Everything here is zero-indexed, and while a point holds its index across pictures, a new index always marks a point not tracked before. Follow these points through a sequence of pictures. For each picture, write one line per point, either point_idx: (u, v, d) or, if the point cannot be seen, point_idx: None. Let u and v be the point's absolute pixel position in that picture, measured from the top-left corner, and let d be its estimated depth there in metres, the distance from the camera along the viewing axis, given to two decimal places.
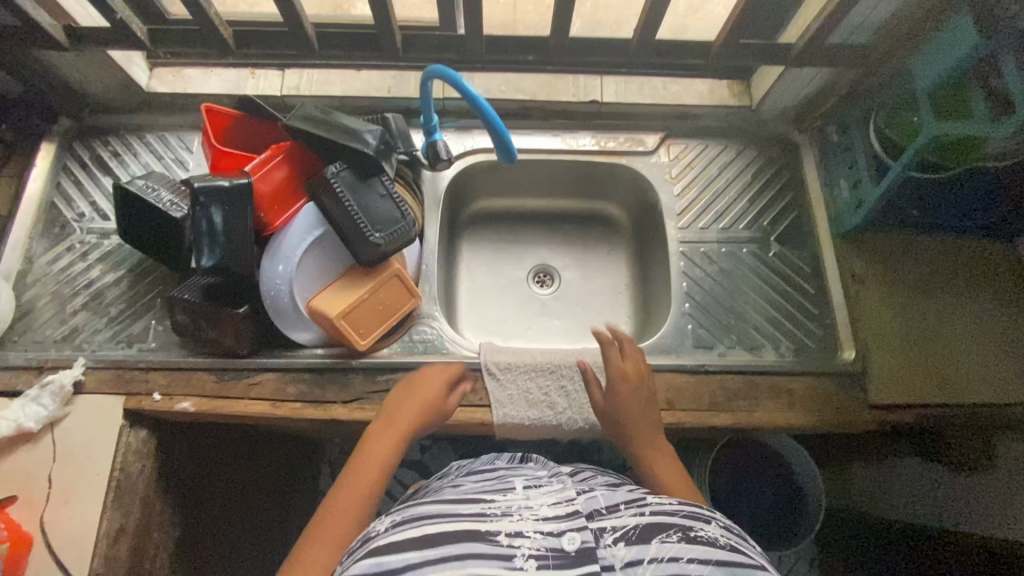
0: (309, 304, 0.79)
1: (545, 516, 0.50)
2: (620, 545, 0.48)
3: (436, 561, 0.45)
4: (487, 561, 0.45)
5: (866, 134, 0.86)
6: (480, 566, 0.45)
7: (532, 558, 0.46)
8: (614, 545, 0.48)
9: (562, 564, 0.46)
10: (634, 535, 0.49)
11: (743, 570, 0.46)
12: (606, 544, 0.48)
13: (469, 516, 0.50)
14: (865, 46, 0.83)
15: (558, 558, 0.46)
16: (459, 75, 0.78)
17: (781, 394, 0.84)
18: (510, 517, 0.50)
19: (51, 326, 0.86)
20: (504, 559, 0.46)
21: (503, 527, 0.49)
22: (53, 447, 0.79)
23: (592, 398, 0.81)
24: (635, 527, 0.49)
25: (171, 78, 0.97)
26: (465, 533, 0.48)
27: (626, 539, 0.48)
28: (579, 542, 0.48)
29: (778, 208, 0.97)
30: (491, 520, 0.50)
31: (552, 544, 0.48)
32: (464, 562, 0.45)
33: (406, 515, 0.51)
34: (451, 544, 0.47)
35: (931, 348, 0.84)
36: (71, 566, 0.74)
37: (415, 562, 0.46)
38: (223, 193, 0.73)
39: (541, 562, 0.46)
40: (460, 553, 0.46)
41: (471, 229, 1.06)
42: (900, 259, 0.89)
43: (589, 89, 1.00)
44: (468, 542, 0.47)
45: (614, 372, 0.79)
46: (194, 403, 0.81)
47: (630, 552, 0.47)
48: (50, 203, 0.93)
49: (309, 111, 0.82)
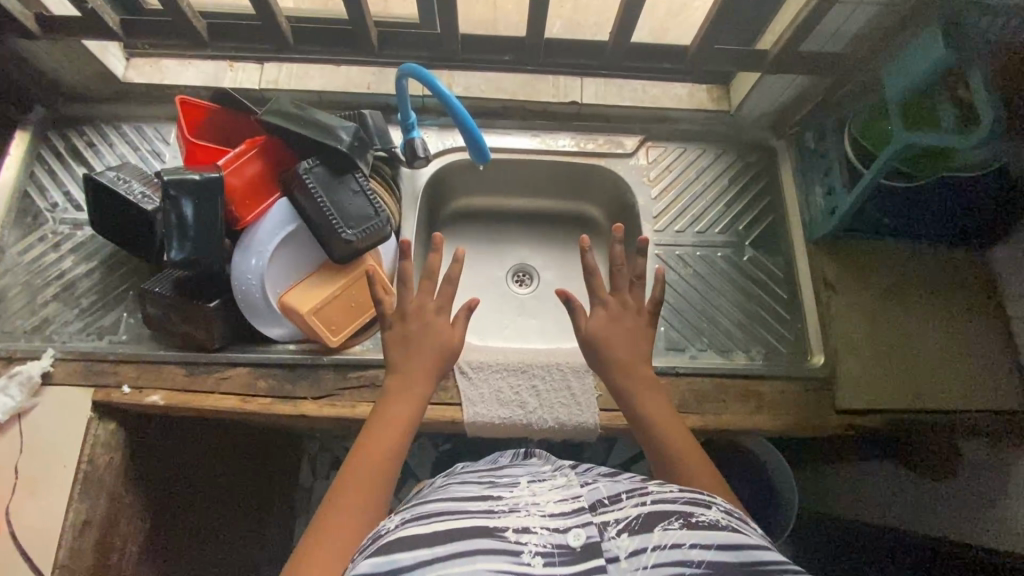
0: (283, 299, 0.80)
1: (550, 513, 0.52)
2: (625, 536, 0.50)
3: (447, 557, 0.47)
4: (495, 555, 0.47)
5: (842, 142, 0.87)
6: (490, 561, 0.47)
7: (538, 554, 0.48)
8: (619, 536, 0.50)
9: (567, 560, 0.48)
10: (637, 524, 0.50)
11: (745, 552, 0.49)
12: (610, 536, 0.50)
13: (476, 513, 0.52)
14: (839, 55, 0.84)
15: (563, 555, 0.48)
16: (431, 74, 0.79)
17: (749, 397, 0.85)
18: (517, 513, 0.52)
19: (20, 316, 0.86)
20: (512, 554, 0.48)
21: (509, 523, 0.51)
22: (20, 437, 0.79)
23: (576, 321, 0.74)
24: (638, 516, 0.51)
25: (148, 68, 0.96)
26: (472, 531, 0.49)
27: (629, 529, 0.50)
28: (584, 537, 0.49)
29: (753, 213, 0.98)
30: (498, 516, 0.51)
31: (558, 541, 0.49)
32: (474, 558, 0.47)
33: (414, 513, 0.53)
34: (460, 541, 0.48)
35: (897, 355, 0.86)
36: (37, 557, 0.74)
37: (425, 559, 0.47)
38: (194, 187, 0.73)
39: (548, 559, 0.48)
40: (469, 550, 0.47)
41: (450, 226, 1.06)
42: (869, 267, 0.91)
43: (569, 90, 1.00)
44: (476, 537, 0.48)
45: (603, 297, 0.74)
46: (164, 397, 0.81)
47: (634, 542, 0.49)
48: (23, 192, 0.92)
49: (284, 106, 0.81)
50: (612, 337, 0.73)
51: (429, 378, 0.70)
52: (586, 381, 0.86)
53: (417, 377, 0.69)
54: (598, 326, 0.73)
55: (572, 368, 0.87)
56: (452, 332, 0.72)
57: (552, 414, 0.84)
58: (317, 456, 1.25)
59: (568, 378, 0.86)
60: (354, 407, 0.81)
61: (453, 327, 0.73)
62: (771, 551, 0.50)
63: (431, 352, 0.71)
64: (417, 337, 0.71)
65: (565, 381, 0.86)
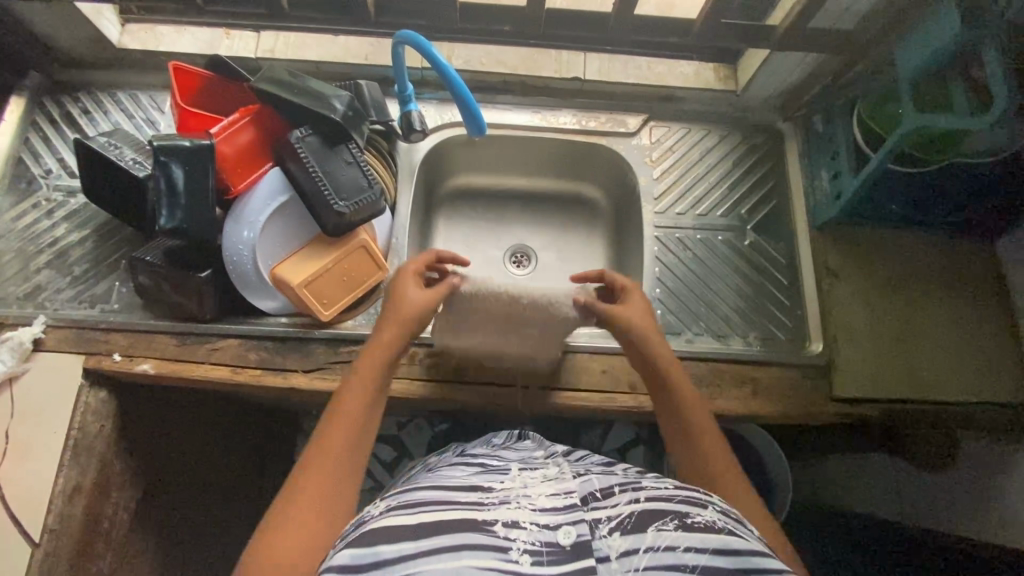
0: (275, 272, 0.79)
1: (541, 507, 0.51)
2: (616, 535, 0.49)
3: (430, 552, 0.46)
4: (482, 551, 0.46)
5: (850, 125, 0.85)
6: (475, 557, 0.46)
7: (527, 552, 0.47)
8: (610, 535, 0.49)
9: (556, 559, 0.47)
10: (630, 523, 0.49)
11: (742, 558, 0.47)
12: (601, 535, 0.49)
13: (465, 504, 0.51)
14: (850, 32, 0.81)
15: (552, 554, 0.47)
16: (428, 43, 0.77)
17: (745, 383, 0.84)
18: (507, 505, 0.51)
19: (14, 282, 0.85)
20: (500, 550, 0.47)
21: (499, 516, 0.50)
22: (10, 403, 0.79)
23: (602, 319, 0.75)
24: (630, 515, 0.50)
25: (143, 35, 0.94)
26: (461, 522, 0.48)
27: (622, 528, 0.49)
28: (574, 536, 0.49)
29: (757, 196, 0.96)
30: (487, 508, 0.51)
31: (547, 538, 0.48)
32: (460, 554, 0.46)
33: (403, 501, 0.52)
34: (444, 534, 0.47)
35: (899, 344, 0.84)
36: (26, 522, 0.75)
37: (409, 553, 0.46)
38: (185, 153, 0.72)
39: (536, 558, 0.47)
40: (452, 545, 0.46)
41: (449, 205, 1.05)
42: (873, 254, 0.88)
43: (572, 65, 0.97)
44: (462, 531, 0.48)
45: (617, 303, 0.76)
46: (155, 365, 0.81)
47: (626, 542, 0.48)
48: (17, 158, 0.92)
49: (277, 74, 0.79)
50: (638, 323, 0.73)
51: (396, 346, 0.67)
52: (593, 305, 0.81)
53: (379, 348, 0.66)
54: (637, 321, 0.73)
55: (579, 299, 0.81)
56: (422, 297, 0.71)
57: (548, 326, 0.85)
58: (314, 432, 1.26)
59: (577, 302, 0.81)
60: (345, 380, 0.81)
61: (430, 290, 0.72)
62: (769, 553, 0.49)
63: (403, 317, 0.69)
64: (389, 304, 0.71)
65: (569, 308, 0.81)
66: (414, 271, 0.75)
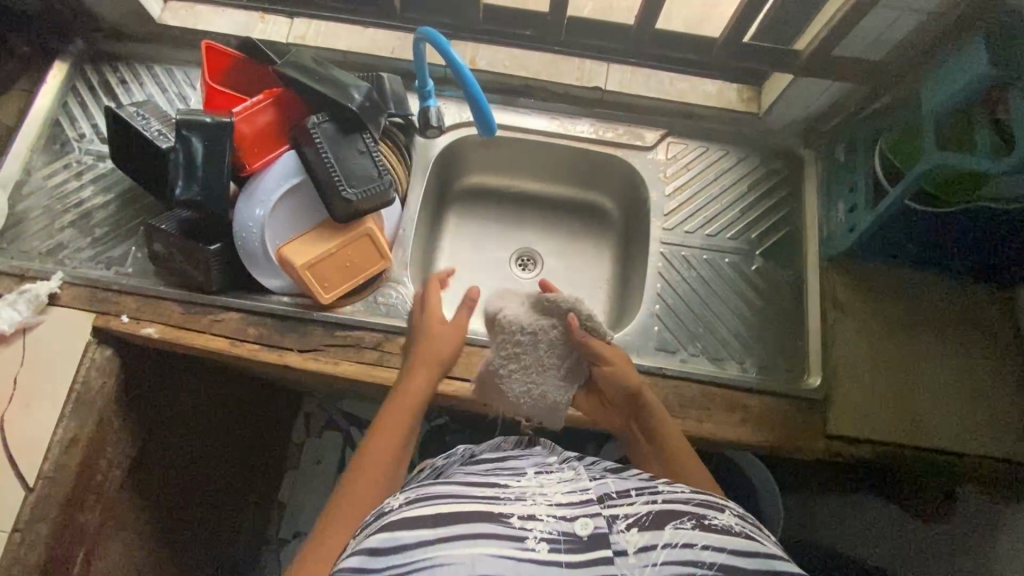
0: (281, 252, 0.80)
1: (557, 502, 0.52)
2: (634, 530, 0.49)
3: (450, 537, 0.46)
4: (499, 540, 0.46)
5: (872, 157, 0.82)
6: (491, 545, 0.45)
7: (543, 540, 0.47)
8: (628, 530, 0.49)
9: (573, 548, 0.47)
10: (647, 521, 0.50)
11: (760, 559, 0.48)
12: (619, 530, 0.49)
13: (483, 499, 0.51)
14: (878, 64, 0.80)
15: (570, 542, 0.47)
16: (447, 40, 0.78)
17: (736, 410, 0.82)
18: (523, 502, 0.51)
19: (39, 238, 0.89)
20: (516, 539, 0.46)
21: (515, 510, 0.49)
22: (22, 350, 0.82)
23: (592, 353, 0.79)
24: (648, 513, 0.51)
25: (183, 13, 0.98)
26: (478, 514, 0.48)
27: (639, 524, 0.49)
28: (591, 527, 0.48)
29: (769, 222, 0.94)
30: (504, 502, 0.51)
31: (564, 529, 0.48)
32: (476, 542, 0.45)
33: (421, 493, 0.52)
34: (462, 521, 0.47)
35: (901, 387, 0.82)
36: (23, 465, 0.78)
37: (428, 539, 0.46)
38: (206, 128, 0.75)
39: (553, 546, 0.47)
40: (471, 532, 0.46)
41: (460, 202, 1.06)
42: (882, 291, 0.86)
43: (594, 75, 0.97)
44: (479, 522, 0.47)
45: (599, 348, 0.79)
46: (159, 330, 0.84)
47: (643, 537, 0.48)
48: (54, 120, 0.96)
49: (301, 59, 0.81)
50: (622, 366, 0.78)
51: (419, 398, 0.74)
52: (559, 345, 0.81)
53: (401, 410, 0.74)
54: (601, 353, 0.78)
55: (546, 336, 0.80)
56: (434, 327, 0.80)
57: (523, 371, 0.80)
58: (312, 413, 1.33)
59: (541, 338, 0.80)
60: (337, 364, 0.82)
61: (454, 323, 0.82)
62: (784, 560, 0.50)
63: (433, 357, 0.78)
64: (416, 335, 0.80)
65: (537, 345, 0.80)
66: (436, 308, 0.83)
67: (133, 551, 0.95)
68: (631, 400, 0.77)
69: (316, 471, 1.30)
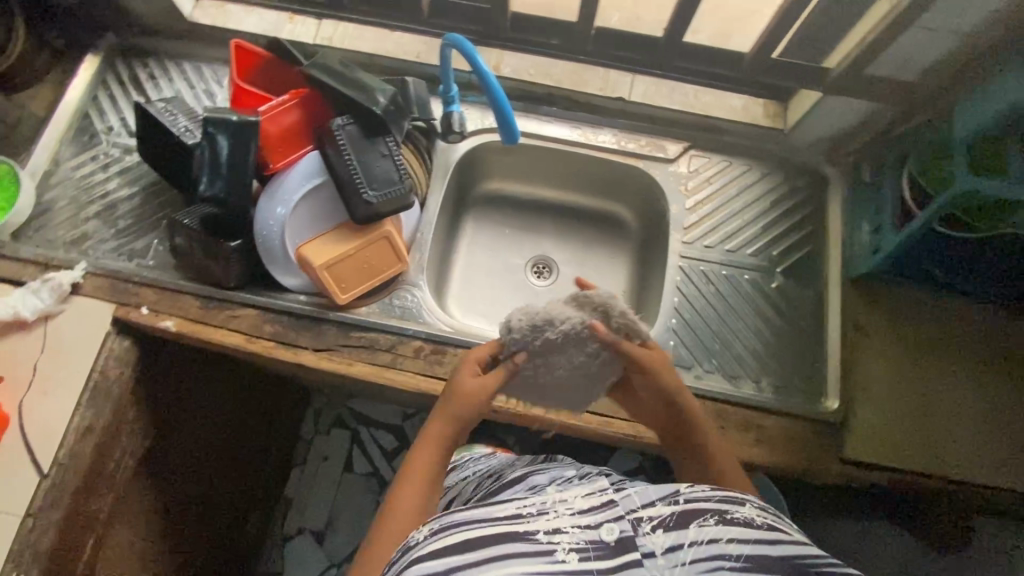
0: (300, 250, 0.81)
1: (579, 509, 0.49)
2: (660, 531, 0.46)
3: (478, 562, 0.45)
4: (527, 558, 0.44)
5: (899, 179, 0.81)
6: (519, 564, 0.44)
7: (573, 551, 0.45)
8: (653, 532, 0.46)
9: (602, 554, 0.45)
10: (671, 519, 0.47)
11: (786, 546, 0.47)
12: (645, 532, 0.47)
13: (504, 516, 0.48)
14: (910, 83, 0.79)
15: (597, 549, 0.45)
16: (474, 47, 0.78)
17: (749, 429, 0.81)
18: (546, 515, 0.48)
19: (64, 228, 0.91)
20: (545, 554, 0.45)
21: (539, 526, 0.47)
22: (43, 337, 0.84)
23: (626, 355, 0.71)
24: (672, 513, 0.48)
25: (214, 11, 1.00)
26: (500, 534, 0.46)
27: (664, 525, 0.47)
28: (617, 532, 0.46)
29: (791, 240, 0.93)
30: (525, 517, 0.48)
31: (591, 537, 0.46)
32: (504, 562, 0.44)
33: (443, 522, 0.49)
34: (490, 544, 0.46)
35: (922, 414, 0.80)
36: (39, 452, 0.79)
37: (456, 565, 0.45)
38: (231, 127, 0.76)
39: (582, 555, 0.45)
40: (501, 554, 0.45)
41: (479, 207, 1.06)
42: (907, 317, 0.84)
43: (618, 85, 0.97)
44: (505, 542, 0.46)
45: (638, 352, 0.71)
46: (176, 324, 0.84)
47: (670, 537, 0.46)
48: (83, 112, 0.98)
49: (328, 62, 0.82)
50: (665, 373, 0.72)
51: (451, 435, 0.67)
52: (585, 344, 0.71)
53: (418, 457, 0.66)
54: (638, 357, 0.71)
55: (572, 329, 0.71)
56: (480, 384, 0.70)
57: (552, 368, 0.73)
58: (322, 410, 1.34)
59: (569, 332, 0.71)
60: (350, 364, 0.83)
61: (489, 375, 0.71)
62: (813, 547, 0.48)
63: (465, 399, 0.68)
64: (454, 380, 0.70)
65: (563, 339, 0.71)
66: (479, 360, 0.73)
67: (140, 542, 0.96)
68: (669, 411, 0.72)
69: (322, 468, 1.30)
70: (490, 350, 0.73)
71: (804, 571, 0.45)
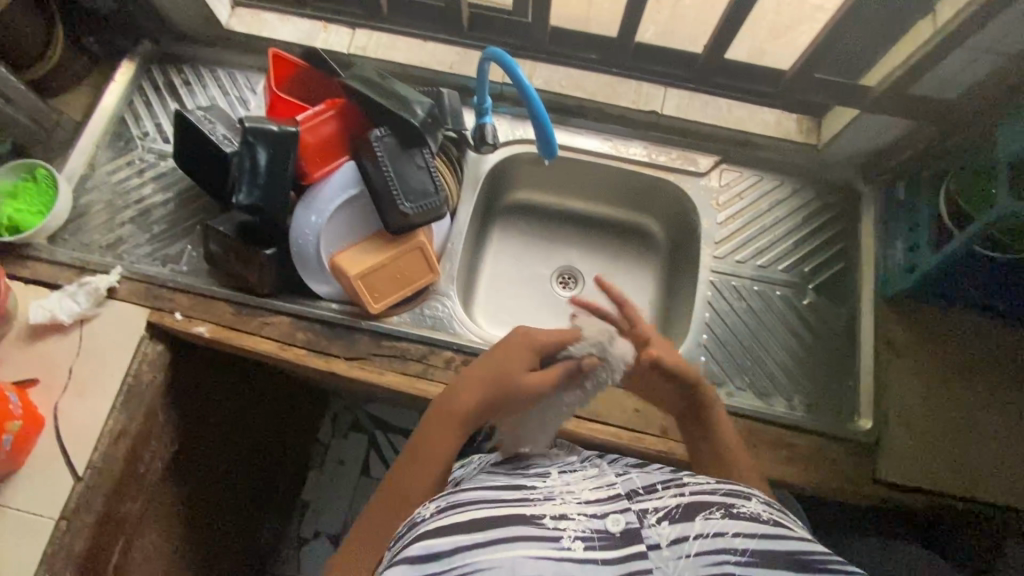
0: (335, 259, 0.81)
1: (585, 500, 0.50)
2: (664, 523, 0.48)
3: (486, 543, 0.44)
4: (535, 542, 0.44)
5: (935, 197, 0.80)
6: (527, 548, 0.43)
7: (578, 539, 0.45)
8: (658, 524, 0.48)
9: (608, 545, 0.45)
10: (676, 514, 0.49)
11: (791, 542, 0.47)
12: (650, 524, 0.48)
13: (514, 500, 0.49)
14: (950, 103, 0.78)
15: (603, 539, 0.46)
16: (514, 60, 0.78)
17: (782, 448, 0.80)
18: (553, 502, 0.49)
19: (99, 232, 0.92)
20: (552, 540, 0.45)
21: (547, 510, 0.48)
22: (79, 340, 0.85)
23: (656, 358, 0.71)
24: (675, 507, 0.50)
25: (249, 19, 1.01)
26: (509, 516, 0.46)
27: (668, 517, 0.48)
28: (623, 524, 0.47)
29: (823, 256, 0.92)
30: (534, 504, 0.49)
31: (597, 526, 0.47)
32: (512, 544, 0.43)
33: (454, 500, 0.50)
34: (496, 526, 0.45)
35: (955, 437, 0.79)
36: (73, 453, 0.80)
37: (466, 544, 0.44)
38: (271, 137, 0.76)
39: (587, 544, 0.45)
40: (505, 536, 0.44)
41: (506, 217, 1.06)
42: (941, 338, 0.84)
43: (651, 98, 0.97)
44: (514, 524, 0.45)
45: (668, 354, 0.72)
46: (210, 329, 0.85)
47: (674, 530, 0.47)
48: (120, 117, 0.99)
49: (366, 73, 0.82)
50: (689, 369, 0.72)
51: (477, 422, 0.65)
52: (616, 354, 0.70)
53: (448, 423, 0.64)
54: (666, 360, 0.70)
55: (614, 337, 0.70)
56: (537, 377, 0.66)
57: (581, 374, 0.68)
58: (339, 414, 1.34)
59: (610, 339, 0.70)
60: (382, 373, 0.83)
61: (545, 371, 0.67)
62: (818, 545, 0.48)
63: (506, 391, 0.65)
64: (500, 367, 0.67)
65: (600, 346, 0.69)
66: (534, 348, 0.69)
67: (164, 542, 0.96)
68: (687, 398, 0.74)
69: (338, 472, 1.30)
70: (548, 341, 0.70)
71: (808, 567, 0.45)
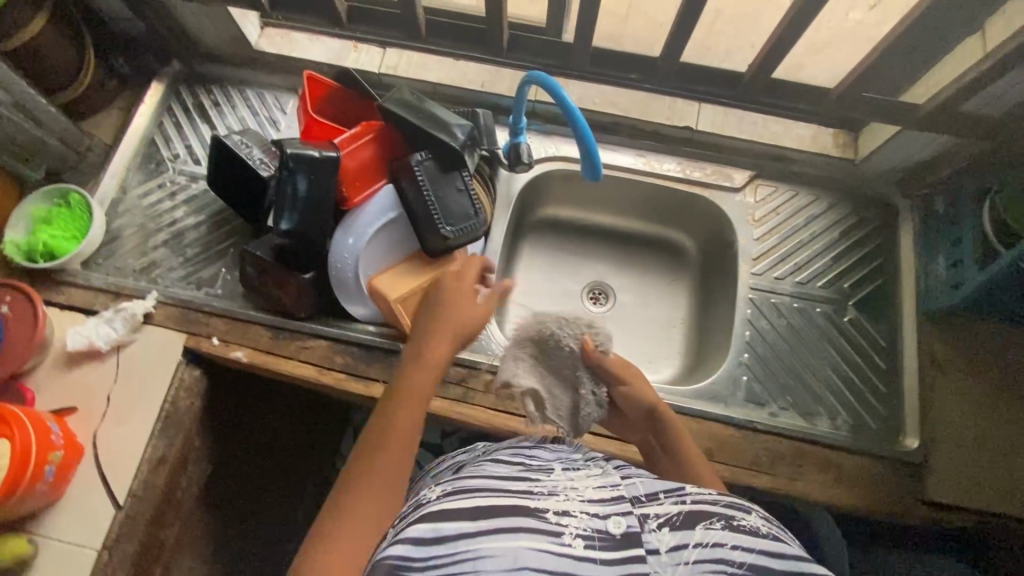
0: (373, 282, 0.81)
1: (590, 498, 0.46)
2: (665, 530, 0.43)
3: (491, 530, 0.41)
4: (535, 535, 0.41)
5: (980, 210, 0.80)
6: (527, 541, 0.40)
7: (580, 537, 0.42)
8: (659, 530, 0.44)
9: (607, 546, 0.42)
10: (678, 519, 0.44)
11: (791, 560, 0.42)
12: (650, 528, 0.44)
13: (517, 491, 0.45)
14: (999, 120, 0.77)
15: (603, 540, 0.42)
16: (556, 81, 0.77)
17: (829, 468, 0.79)
18: (557, 496, 0.45)
19: (132, 256, 0.91)
20: (551, 534, 0.41)
21: (551, 505, 0.44)
22: (117, 367, 0.84)
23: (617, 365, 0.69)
24: (679, 513, 0.45)
25: (280, 40, 1.01)
26: (513, 507, 0.43)
27: (670, 523, 0.44)
28: (624, 526, 0.43)
29: (862, 272, 0.91)
30: (537, 497, 0.45)
31: (597, 526, 0.43)
32: (515, 536, 0.40)
33: (459, 486, 0.46)
34: (497, 514, 0.42)
35: (1003, 456, 0.78)
36: (113, 482, 0.79)
37: (471, 530, 0.41)
38: (311, 163, 0.75)
39: (587, 543, 0.42)
40: (508, 526, 0.41)
41: (536, 233, 1.05)
42: (986, 355, 0.83)
43: (684, 114, 0.97)
44: (516, 515, 0.42)
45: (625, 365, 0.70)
46: (247, 354, 0.85)
47: (674, 537, 0.43)
48: (150, 138, 0.99)
49: (404, 96, 0.82)
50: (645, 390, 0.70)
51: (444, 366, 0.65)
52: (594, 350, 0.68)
53: (421, 380, 0.63)
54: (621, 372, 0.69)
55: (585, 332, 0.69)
56: (478, 311, 0.71)
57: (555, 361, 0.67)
58: None
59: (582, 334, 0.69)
60: None
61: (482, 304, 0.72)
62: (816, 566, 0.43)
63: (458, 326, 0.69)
64: (445, 300, 0.71)
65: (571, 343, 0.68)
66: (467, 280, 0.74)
67: (198, 565, 0.96)
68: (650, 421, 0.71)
69: None
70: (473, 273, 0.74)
71: None
